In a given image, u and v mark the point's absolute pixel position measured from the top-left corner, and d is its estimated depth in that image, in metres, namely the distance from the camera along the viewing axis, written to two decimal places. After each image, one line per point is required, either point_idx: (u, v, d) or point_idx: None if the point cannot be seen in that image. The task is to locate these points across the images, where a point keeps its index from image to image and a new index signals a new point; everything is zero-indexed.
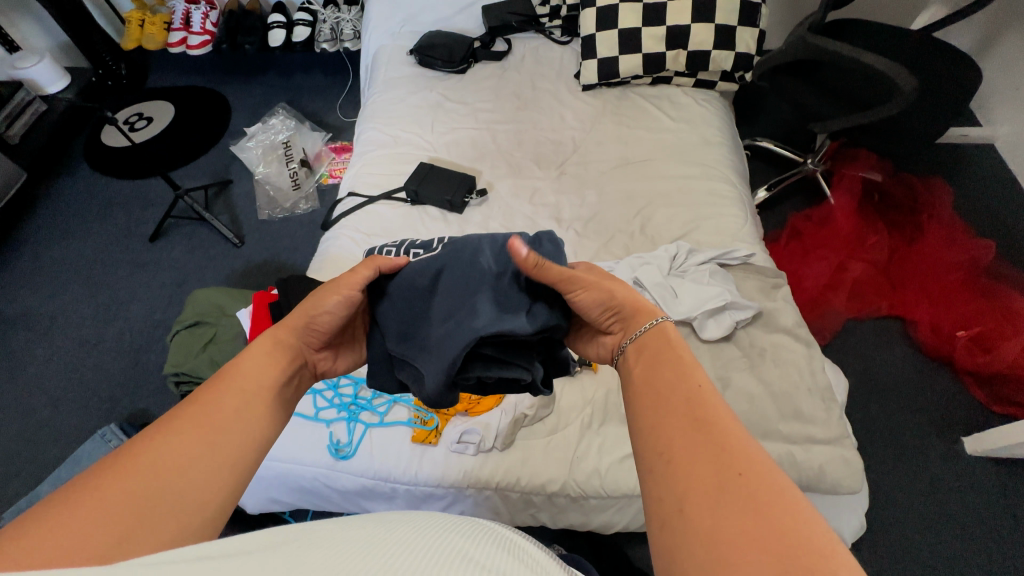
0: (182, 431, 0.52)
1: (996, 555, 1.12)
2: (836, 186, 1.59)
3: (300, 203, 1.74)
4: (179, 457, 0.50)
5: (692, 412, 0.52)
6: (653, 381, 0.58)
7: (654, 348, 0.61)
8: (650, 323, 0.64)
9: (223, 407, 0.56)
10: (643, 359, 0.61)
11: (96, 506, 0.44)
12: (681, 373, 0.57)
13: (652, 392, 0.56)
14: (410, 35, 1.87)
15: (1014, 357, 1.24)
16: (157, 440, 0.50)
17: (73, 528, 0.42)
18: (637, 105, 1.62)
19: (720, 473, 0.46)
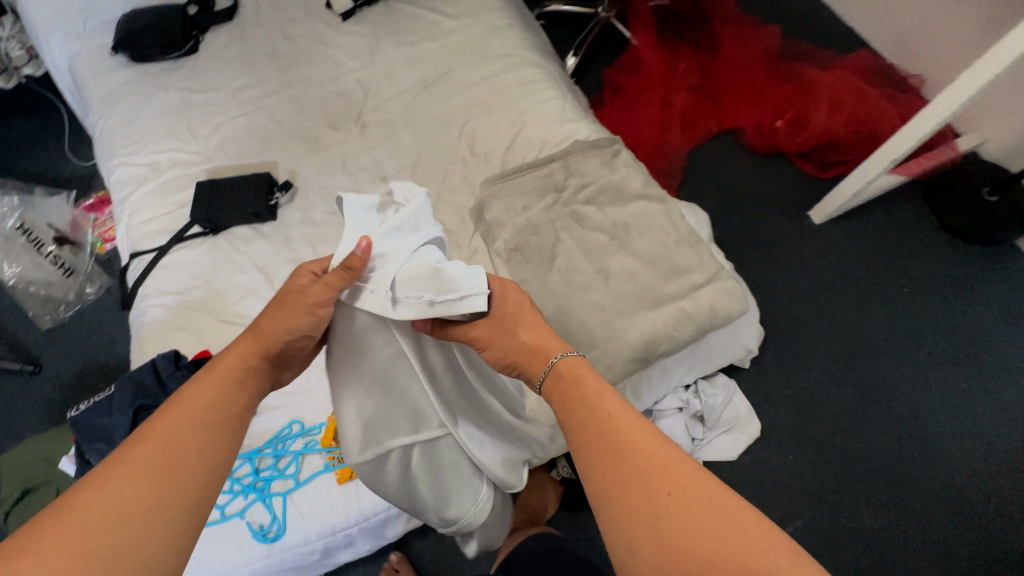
0: (129, 476, 0.49)
1: (860, 295, 1.31)
2: (633, 25, 1.54)
3: (86, 287, 1.41)
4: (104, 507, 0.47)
5: (601, 420, 0.56)
6: (574, 399, 0.59)
7: (565, 383, 0.61)
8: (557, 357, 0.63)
9: (114, 505, 0.47)
10: (557, 389, 0.62)
11: (122, 488, 0.48)
12: (591, 398, 0.58)
13: (575, 411, 0.59)
14: (102, 26, 1.44)
15: (825, 124, 1.35)
16: (100, 492, 0.48)
17: (105, 520, 0.46)
18: (408, 16, 1.43)
19: (618, 481, 0.52)
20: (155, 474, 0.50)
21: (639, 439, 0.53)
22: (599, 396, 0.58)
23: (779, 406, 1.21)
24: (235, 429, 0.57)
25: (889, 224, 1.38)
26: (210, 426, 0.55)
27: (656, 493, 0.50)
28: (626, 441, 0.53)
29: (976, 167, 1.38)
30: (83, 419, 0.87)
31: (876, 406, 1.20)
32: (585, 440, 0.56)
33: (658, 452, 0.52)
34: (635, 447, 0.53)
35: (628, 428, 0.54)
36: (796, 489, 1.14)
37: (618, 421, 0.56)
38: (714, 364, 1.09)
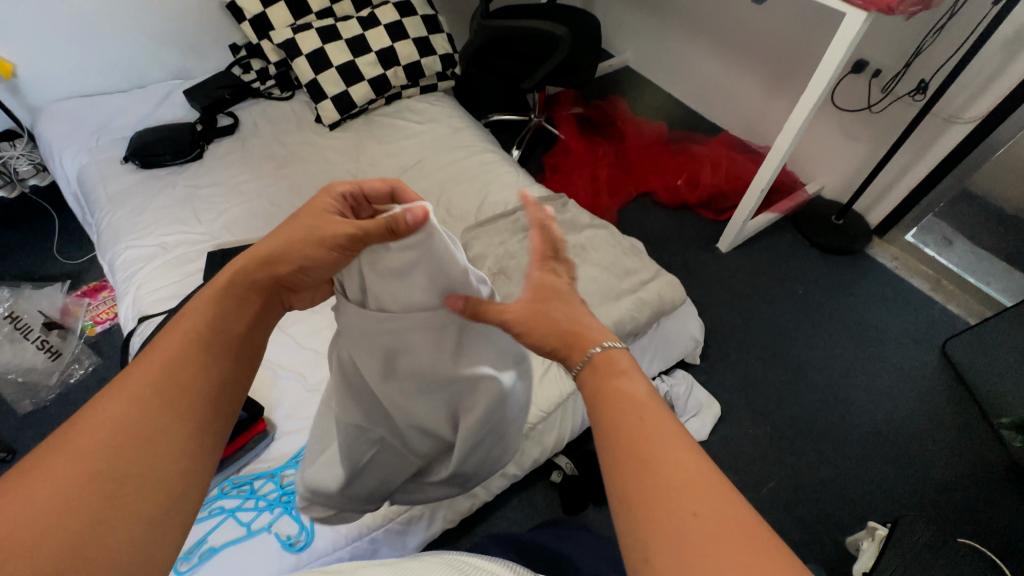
0: (132, 396, 0.49)
1: (770, 300, 1.64)
2: (559, 126, 2.02)
3: (72, 370, 1.41)
4: (104, 420, 0.47)
5: (633, 426, 0.50)
6: (609, 398, 0.54)
7: (603, 377, 0.57)
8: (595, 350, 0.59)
9: (120, 417, 0.47)
10: (594, 384, 0.57)
11: (128, 407, 0.48)
12: (628, 396, 0.53)
13: (607, 412, 0.53)
14: (114, 142, 1.64)
15: (711, 181, 1.81)
16: (103, 408, 0.48)
17: (112, 427, 0.47)
18: (385, 124, 1.80)
19: (644, 495, 0.45)
20: (159, 394, 0.50)
21: (670, 447, 0.47)
22: (636, 396, 0.53)
23: (730, 391, 1.44)
24: (238, 353, 0.58)
25: (777, 247, 1.79)
26: (215, 350, 0.56)
27: (678, 504, 0.43)
28: (654, 444, 0.47)
29: (822, 204, 1.87)
30: None
31: (804, 380, 1.47)
32: (610, 444, 0.50)
33: (683, 462, 0.46)
34: (663, 456, 0.46)
35: (662, 432, 0.48)
36: (761, 457, 1.32)
37: (643, 427, 0.49)
38: (673, 354, 1.34)
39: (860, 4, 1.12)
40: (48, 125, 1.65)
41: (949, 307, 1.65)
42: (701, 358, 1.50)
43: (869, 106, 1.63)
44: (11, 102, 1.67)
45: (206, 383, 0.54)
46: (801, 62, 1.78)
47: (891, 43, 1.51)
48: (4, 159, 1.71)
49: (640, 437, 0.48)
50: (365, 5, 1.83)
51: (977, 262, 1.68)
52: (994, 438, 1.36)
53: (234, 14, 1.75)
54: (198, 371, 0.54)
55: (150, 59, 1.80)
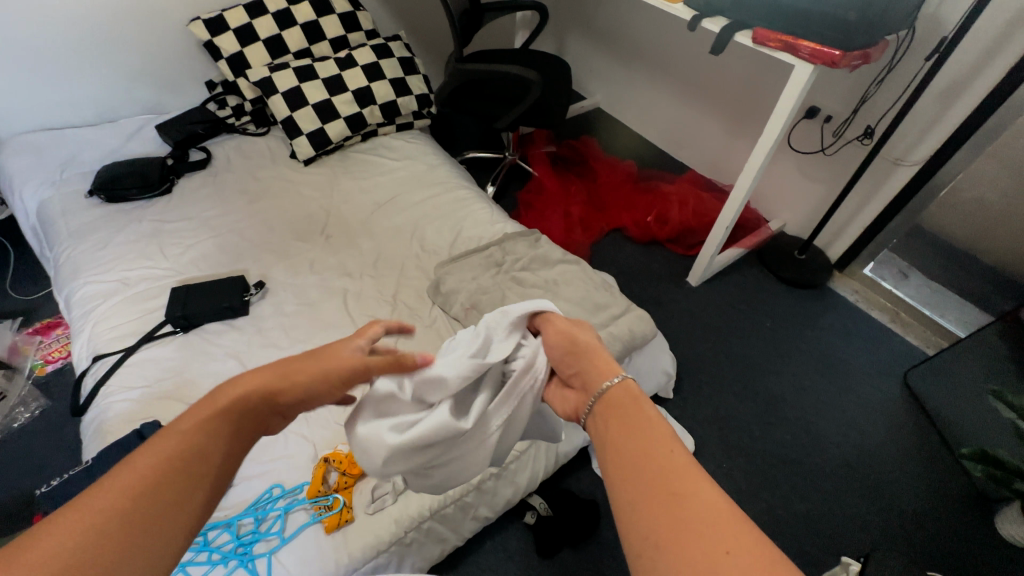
0: (104, 509, 0.44)
1: (740, 333, 1.68)
2: (533, 163, 2.07)
3: (17, 413, 1.33)
4: (66, 542, 0.41)
5: (648, 457, 0.52)
6: (619, 428, 0.56)
7: (615, 407, 0.59)
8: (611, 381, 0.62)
9: (83, 536, 0.42)
10: (605, 415, 0.60)
11: (98, 521, 0.43)
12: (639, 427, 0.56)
13: (619, 441, 0.55)
14: (80, 176, 1.61)
15: (679, 217, 1.87)
16: (71, 521, 0.42)
17: (67, 546, 0.41)
18: (361, 160, 1.81)
19: (656, 516, 0.47)
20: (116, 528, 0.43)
21: (682, 478, 0.49)
22: (649, 428, 0.55)
23: (704, 425, 1.44)
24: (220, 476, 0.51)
25: (744, 282, 1.84)
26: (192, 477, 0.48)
27: (688, 525, 0.45)
28: (666, 473, 0.49)
29: (785, 239, 1.95)
30: (55, 497, 0.85)
31: (775, 412, 1.49)
32: (621, 469, 0.52)
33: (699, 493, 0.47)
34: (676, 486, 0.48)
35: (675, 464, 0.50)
36: (736, 492, 1.31)
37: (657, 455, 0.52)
38: (646, 389, 1.35)
39: (807, 58, 1.20)
40: (9, 158, 1.61)
41: (908, 338, 1.71)
42: (675, 392, 1.51)
43: (823, 149, 1.73)
44: None
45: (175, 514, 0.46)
46: (758, 107, 1.88)
47: (838, 92, 1.62)
48: None
49: (653, 466, 0.50)
50: (342, 47, 1.88)
51: (931, 295, 1.76)
52: (957, 467, 1.39)
53: (211, 52, 1.77)
54: (188, 481, 0.48)
55: (122, 94, 1.79)
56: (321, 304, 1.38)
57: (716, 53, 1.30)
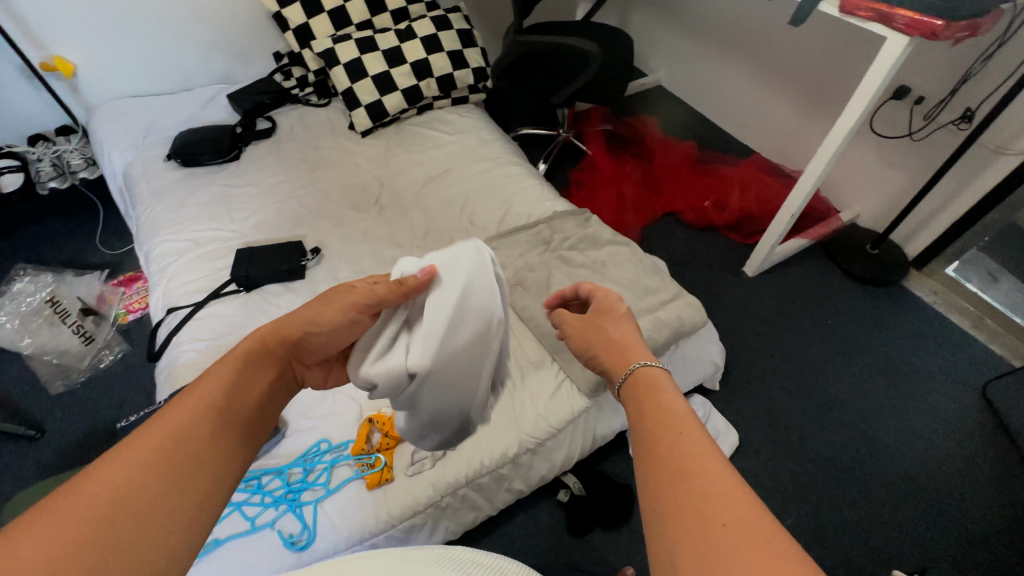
0: (149, 454, 0.48)
1: (796, 328, 1.59)
2: (587, 141, 2.02)
3: (104, 354, 1.47)
4: (117, 473, 0.46)
5: (665, 434, 0.52)
6: (642, 412, 0.57)
7: (637, 390, 0.60)
8: (637, 363, 0.62)
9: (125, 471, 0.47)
10: (633, 396, 0.60)
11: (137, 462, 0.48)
12: (667, 415, 0.54)
13: (642, 418, 0.56)
14: (160, 141, 1.72)
15: (740, 203, 1.77)
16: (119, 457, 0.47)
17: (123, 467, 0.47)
18: (415, 133, 1.83)
19: (671, 493, 0.47)
20: (164, 459, 0.49)
21: (704, 463, 0.48)
22: (669, 412, 0.55)
23: (751, 420, 1.38)
24: (250, 423, 0.58)
25: (806, 275, 1.73)
26: (235, 424, 0.56)
27: (708, 519, 0.43)
28: (686, 459, 0.49)
29: (857, 232, 1.81)
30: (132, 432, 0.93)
31: (830, 413, 1.40)
32: (646, 449, 0.53)
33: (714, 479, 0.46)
34: (695, 470, 0.47)
35: (692, 450, 0.49)
36: (781, 491, 1.26)
37: (682, 442, 0.50)
38: (690, 378, 1.31)
39: (901, 29, 1.08)
40: (100, 123, 1.75)
41: (991, 347, 1.55)
42: (721, 384, 1.45)
43: (910, 134, 1.57)
44: (70, 100, 1.77)
45: (209, 446, 0.53)
46: (839, 87, 1.73)
47: (935, 70, 1.46)
48: (58, 152, 1.78)
49: (674, 447, 0.50)
50: (403, 19, 1.88)
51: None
52: None
53: (280, 23, 1.82)
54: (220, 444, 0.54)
55: (199, 64, 1.89)
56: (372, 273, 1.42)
57: (796, 24, 1.20)
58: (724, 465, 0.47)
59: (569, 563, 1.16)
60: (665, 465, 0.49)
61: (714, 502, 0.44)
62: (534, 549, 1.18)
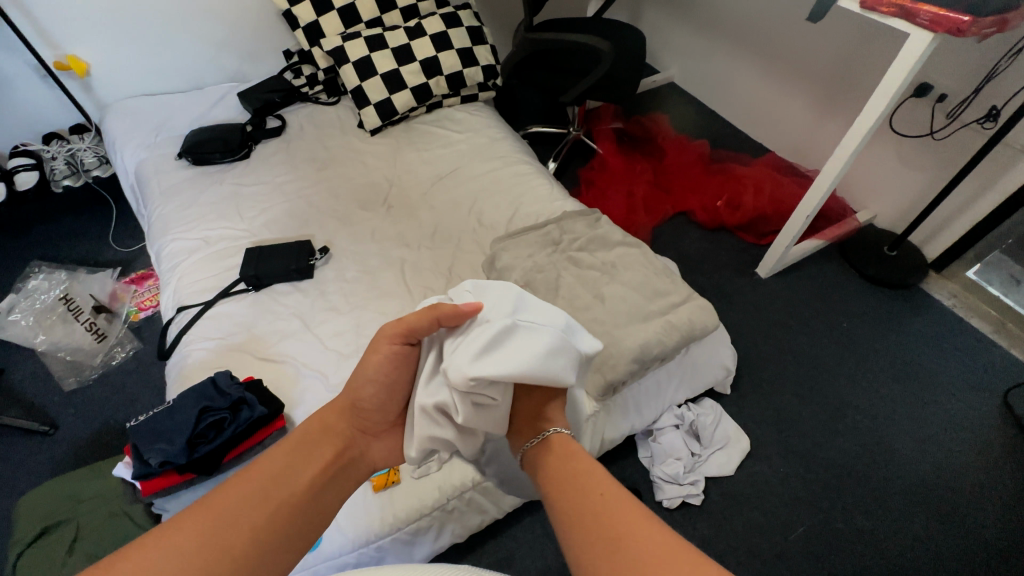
0: (185, 537, 0.58)
1: (810, 331, 1.56)
2: (597, 140, 1.99)
3: (115, 351, 1.48)
4: (158, 552, 0.56)
5: (575, 487, 0.67)
6: (566, 483, 0.68)
7: (559, 454, 0.73)
8: (550, 430, 0.76)
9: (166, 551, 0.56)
10: (553, 465, 0.72)
11: (177, 540, 0.57)
12: (575, 473, 0.69)
13: (557, 479, 0.70)
14: (171, 139, 1.73)
15: (753, 203, 1.74)
16: (165, 536, 0.58)
17: (163, 547, 0.57)
18: (424, 132, 1.82)
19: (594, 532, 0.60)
20: (213, 536, 0.59)
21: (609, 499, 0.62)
22: (591, 477, 0.67)
23: (763, 425, 1.36)
24: (300, 504, 0.66)
25: (820, 277, 1.69)
26: (280, 506, 0.64)
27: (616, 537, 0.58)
28: (594, 499, 0.63)
29: (874, 233, 1.77)
30: (140, 432, 0.92)
31: (844, 419, 1.37)
32: (562, 505, 0.66)
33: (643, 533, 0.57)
34: (626, 530, 0.58)
35: (617, 510, 0.61)
36: (793, 498, 1.24)
37: (590, 489, 0.65)
38: (701, 382, 1.29)
39: (925, 25, 1.05)
40: (113, 121, 1.76)
41: (1012, 353, 1.51)
42: (732, 388, 1.43)
43: (932, 133, 1.53)
44: (83, 99, 1.79)
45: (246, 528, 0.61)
46: (858, 84, 1.69)
47: (959, 67, 1.42)
48: (72, 150, 1.77)
49: (601, 513, 0.61)
50: (412, 16, 1.87)
51: None
52: None
53: (290, 21, 1.82)
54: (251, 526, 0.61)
55: (210, 62, 1.89)
56: (380, 272, 1.41)
57: (814, 21, 1.17)
58: (649, 517, 0.59)
59: None
60: (583, 511, 0.63)
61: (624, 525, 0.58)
62: (541, 552, 1.17)
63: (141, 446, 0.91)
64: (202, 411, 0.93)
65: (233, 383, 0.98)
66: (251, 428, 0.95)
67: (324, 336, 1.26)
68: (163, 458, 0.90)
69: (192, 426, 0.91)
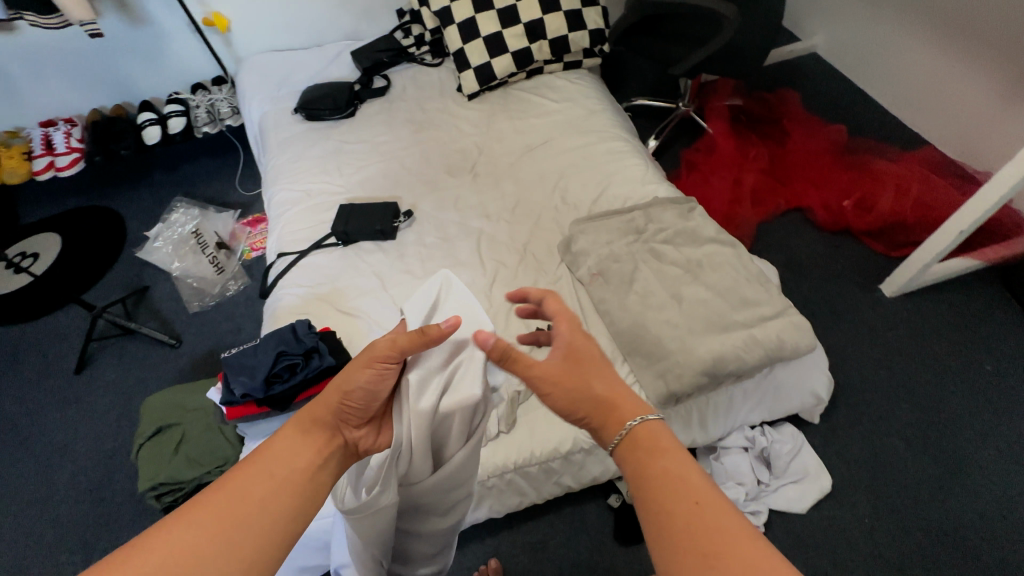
0: (199, 526, 0.51)
1: (937, 369, 1.31)
2: (709, 117, 1.79)
3: (229, 284, 1.69)
4: (163, 542, 0.49)
5: (690, 515, 0.51)
6: (647, 480, 0.56)
7: (643, 447, 0.58)
8: (635, 421, 0.60)
9: (172, 543, 0.49)
10: (629, 457, 0.59)
11: (184, 529, 0.50)
12: (687, 493, 0.53)
13: (652, 488, 0.55)
14: (291, 94, 1.87)
15: (891, 207, 1.47)
16: (173, 527, 0.50)
17: (170, 539, 0.49)
18: (522, 99, 1.76)
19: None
20: (216, 526, 0.51)
21: (736, 546, 0.49)
22: (687, 482, 0.54)
23: (853, 465, 1.19)
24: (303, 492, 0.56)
25: (964, 305, 1.41)
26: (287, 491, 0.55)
27: None
28: (721, 544, 0.49)
29: None
30: (230, 361, 1.04)
31: (962, 479, 1.15)
32: (664, 529, 0.52)
33: (761, 566, 0.47)
34: (741, 560, 0.48)
35: (723, 529, 0.50)
36: (875, 555, 1.08)
37: (719, 526, 0.50)
38: (784, 405, 1.15)
39: None
40: (246, 74, 1.94)
41: None
42: (822, 417, 1.26)
43: None
44: (224, 53, 1.98)
45: (261, 514, 0.53)
46: None
47: None
48: (213, 100, 1.98)
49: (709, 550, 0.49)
50: None
51: None
52: None
53: None
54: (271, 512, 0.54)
55: (330, 20, 1.99)
56: (456, 241, 1.43)
57: None
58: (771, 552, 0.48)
59: (610, 567, 1.13)
60: (705, 550, 0.49)
61: None
62: (577, 544, 1.16)
63: (228, 374, 1.03)
64: (278, 352, 1.02)
65: (309, 333, 1.06)
66: (320, 376, 1.03)
67: (397, 297, 1.31)
68: (245, 389, 1.01)
69: (269, 365, 1.01)
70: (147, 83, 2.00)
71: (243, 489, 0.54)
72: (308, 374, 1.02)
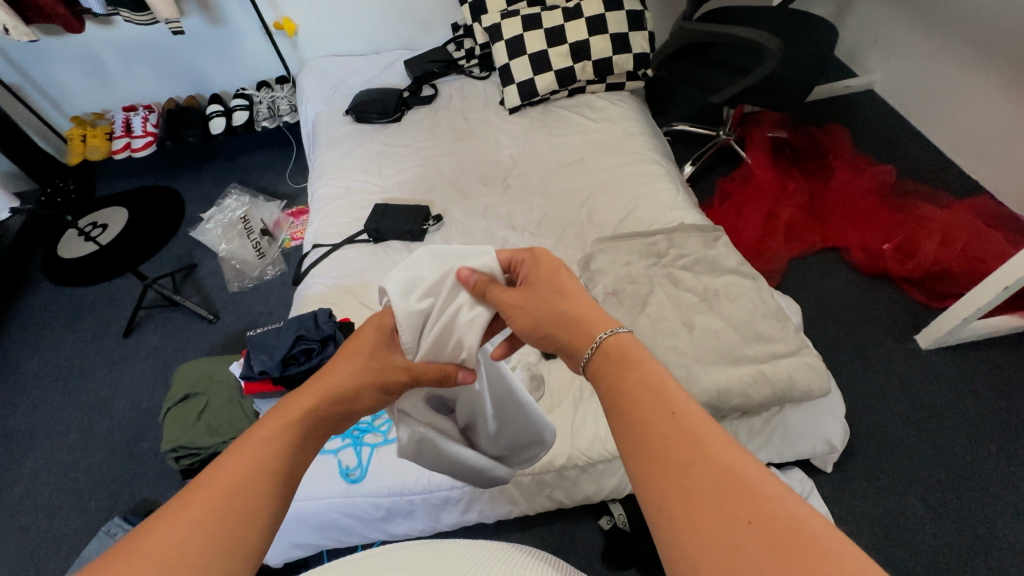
0: (213, 506, 0.44)
1: (971, 431, 1.23)
2: (749, 147, 1.76)
3: (267, 269, 1.79)
4: (174, 523, 0.42)
5: (660, 418, 0.47)
6: (619, 385, 0.52)
7: (614, 359, 0.55)
8: (604, 334, 0.57)
9: (187, 521, 0.42)
10: (606, 369, 0.56)
11: (200, 508, 0.44)
12: (653, 397, 0.49)
13: (622, 398, 0.51)
14: (344, 97, 1.98)
15: (934, 255, 1.40)
16: (182, 509, 0.43)
17: (183, 518, 0.43)
18: (561, 116, 1.80)
19: (676, 478, 0.43)
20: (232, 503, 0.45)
21: (707, 445, 0.44)
22: (659, 383, 0.50)
23: (865, 521, 1.13)
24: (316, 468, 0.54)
25: (1009, 367, 1.31)
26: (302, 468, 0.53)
27: (716, 500, 0.40)
28: (692, 442, 0.44)
29: None
30: (253, 339, 1.12)
31: (988, 553, 1.07)
32: (633, 438, 0.48)
33: (736, 464, 0.42)
34: (711, 459, 0.43)
35: (699, 432, 0.45)
36: None
37: (689, 428, 0.46)
38: (793, 449, 1.11)
39: None
40: (307, 75, 2.07)
41: None
42: (837, 466, 1.20)
43: None
44: (290, 55, 2.13)
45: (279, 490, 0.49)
46: None
47: None
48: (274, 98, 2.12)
49: (679, 451, 0.44)
50: None
51: None
52: None
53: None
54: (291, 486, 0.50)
55: (388, 30, 2.10)
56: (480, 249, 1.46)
57: None
58: (747, 454, 0.43)
59: None
60: (673, 455, 0.44)
61: (725, 481, 0.41)
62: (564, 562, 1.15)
63: (250, 351, 1.11)
64: (297, 335, 1.09)
65: (327, 320, 1.12)
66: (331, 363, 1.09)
67: None
68: (263, 367, 1.08)
69: (287, 347, 1.08)
70: (219, 77, 2.18)
71: (256, 463, 0.49)
72: (320, 360, 1.07)
